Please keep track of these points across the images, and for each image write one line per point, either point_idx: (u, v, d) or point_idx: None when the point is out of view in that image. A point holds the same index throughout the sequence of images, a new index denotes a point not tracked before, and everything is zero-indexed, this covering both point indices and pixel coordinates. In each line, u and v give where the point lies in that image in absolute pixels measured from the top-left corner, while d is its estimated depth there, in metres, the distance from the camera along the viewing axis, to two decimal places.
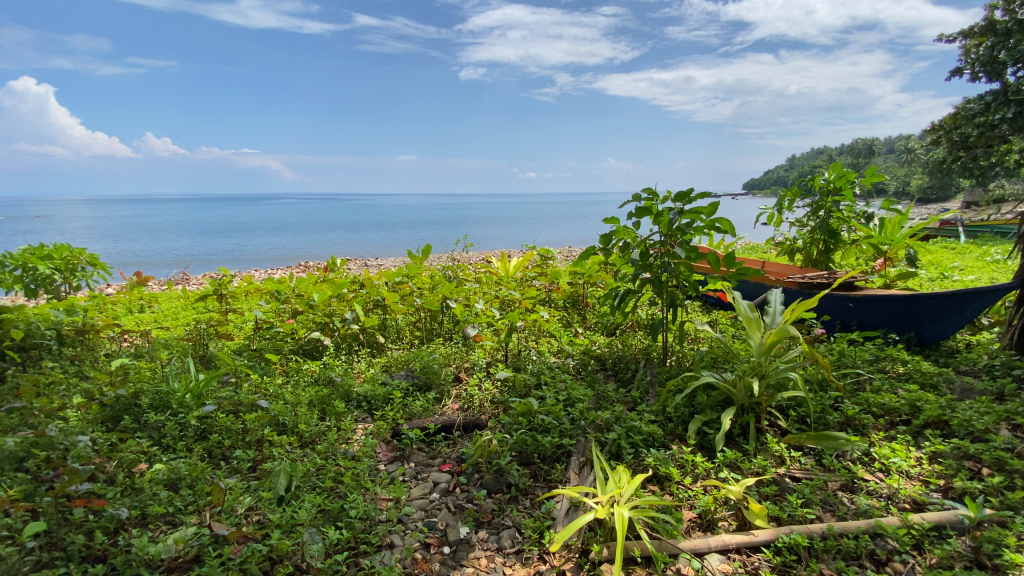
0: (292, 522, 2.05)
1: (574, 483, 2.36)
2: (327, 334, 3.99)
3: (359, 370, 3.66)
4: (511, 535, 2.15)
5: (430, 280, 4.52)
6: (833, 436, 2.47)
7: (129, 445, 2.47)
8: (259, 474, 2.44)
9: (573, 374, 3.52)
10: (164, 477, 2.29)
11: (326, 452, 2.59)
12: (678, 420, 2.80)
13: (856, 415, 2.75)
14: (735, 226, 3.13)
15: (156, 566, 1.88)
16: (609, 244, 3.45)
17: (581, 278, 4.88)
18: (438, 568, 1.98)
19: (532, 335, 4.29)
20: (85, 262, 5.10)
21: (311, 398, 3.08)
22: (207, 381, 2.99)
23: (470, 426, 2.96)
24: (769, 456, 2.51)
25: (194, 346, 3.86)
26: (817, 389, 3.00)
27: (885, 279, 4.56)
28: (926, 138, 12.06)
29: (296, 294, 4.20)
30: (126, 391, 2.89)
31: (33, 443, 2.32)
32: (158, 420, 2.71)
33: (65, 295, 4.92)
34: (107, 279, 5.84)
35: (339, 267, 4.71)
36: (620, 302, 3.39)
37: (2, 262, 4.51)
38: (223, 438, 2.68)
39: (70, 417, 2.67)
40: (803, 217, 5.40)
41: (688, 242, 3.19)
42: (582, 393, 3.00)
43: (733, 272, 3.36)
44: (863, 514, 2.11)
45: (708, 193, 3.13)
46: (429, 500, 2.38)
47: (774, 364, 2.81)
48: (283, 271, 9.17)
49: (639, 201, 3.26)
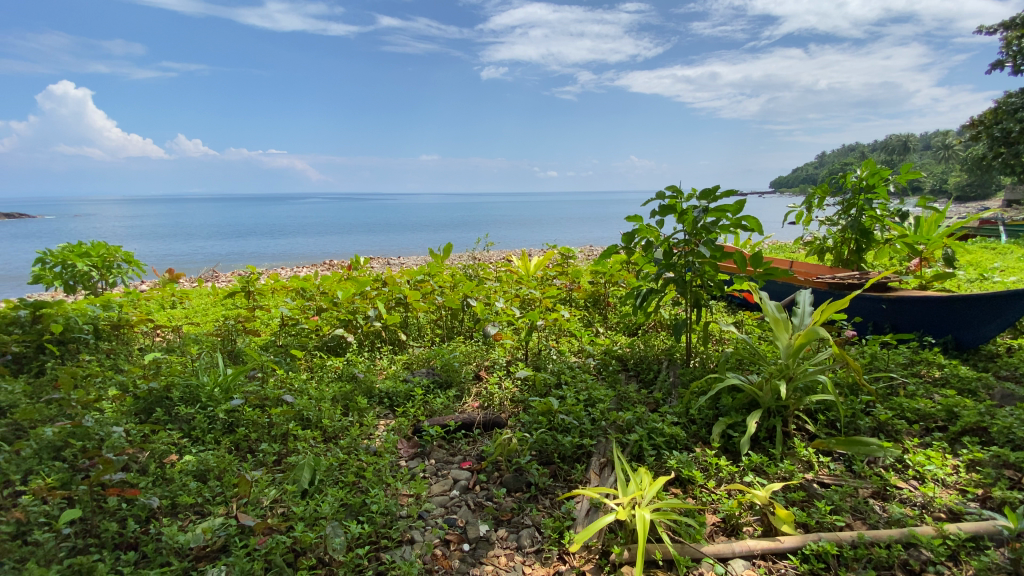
0: (315, 515, 2.08)
1: (595, 483, 2.34)
2: (350, 331, 4.05)
3: (381, 366, 3.70)
4: (531, 535, 2.14)
5: (451, 278, 4.56)
6: (863, 441, 2.41)
7: (160, 436, 2.55)
8: (284, 468, 2.48)
9: (595, 374, 3.48)
10: (193, 468, 2.36)
11: (349, 447, 2.62)
12: (702, 422, 2.74)
13: (889, 421, 2.66)
14: (762, 225, 3.05)
15: (185, 554, 1.93)
16: (631, 243, 3.39)
17: (603, 276, 4.82)
18: (458, 566, 1.99)
19: (553, 334, 4.27)
20: (120, 259, 5.25)
21: (335, 393, 3.14)
22: (234, 375, 3.07)
23: (490, 424, 2.98)
24: (797, 461, 2.44)
25: (223, 341, 3.95)
26: (848, 393, 2.91)
27: (920, 280, 4.39)
28: (965, 133, 11.55)
29: (320, 292, 4.28)
30: (159, 384, 3.00)
31: (70, 433, 2.45)
32: (188, 412, 2.79)
33: (102, 291, 5.09)
34: (141, 276, 6.03)
35: (362, 266, 4.77)
36: (642, 302, 3.33)
37: (43, 260, 4.75)
38: (250, 432, 2.74)
39: (106, 408, 2.79)
40: (834, 216, 5.23)
41: (713, 241, 3.12)
42: (603, 393, 2.97)
43: (760, 272, 3.27)
44: (896, 523, 2.03)
45: (734, 190, 3.06)
46: (449, 497, 2.39)
47: (802, 366, 2.71)
48: (309, 269, 9.37)
49: (662, 199, 3.20)
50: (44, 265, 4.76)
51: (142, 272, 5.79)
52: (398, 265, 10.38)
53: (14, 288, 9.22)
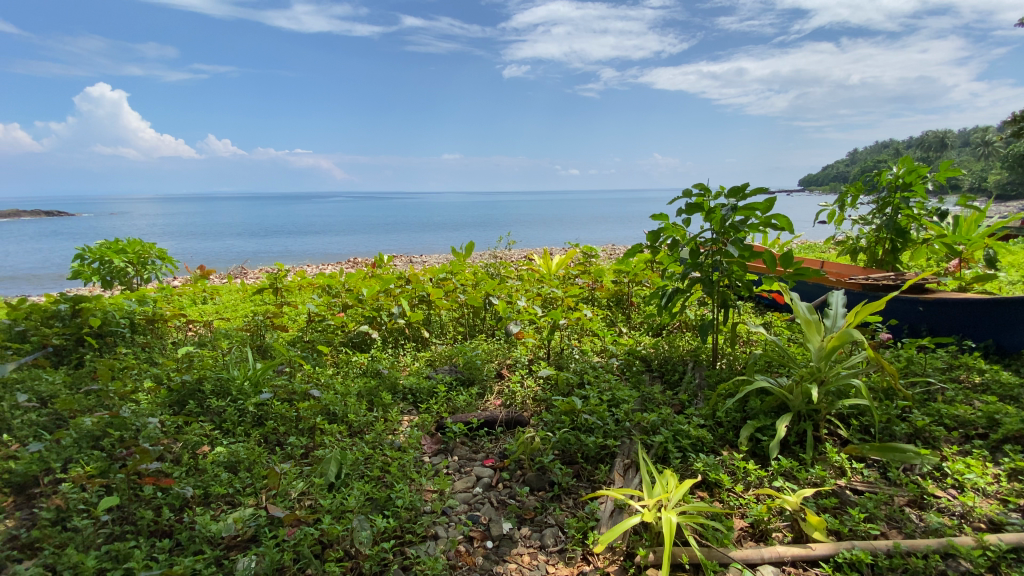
0: (342, 508, 2.12)
1: (619, 485, 2.32)
2: (375, 327, 4.10)
3: (405, 363, 3.74)
4: (554, 534, 2.14)
5: (474, 277, 4.59)
6: (900, 448, 2.32)
7: (193, 428, 2.63)
8: (311, 461, 2.53)
9: (618, 374, 3.44)
10: (225, 459, 2.43)
11: (374, 442, 2.66)
12: (729, 425, 2.68)
13: (926, 427, 2.57)
14: (793, 223, 2.97)
15: (217, 543, 1.99)
16: (657, 241, 3.35)
17: (626, 276, 4.77)
18: (482, 563, 1.99)
19: (575, 333, 4.24)
20: (155, 256, 5.42)
21: (360, 388, 3.19)
22: (264, 369, 3.14)
23: (512, 422, 2.99)
24: (829, 466, 2.37)
25: (252, 336, 4.04)
26: (882, 398, 2.81)
27: (959, 282, 4.22)
28: (1007, 129, 11.08)
29: (346, 289, 4.35)
30: (191, 377, 3.09)
31: (108, 424, 2.56)
32: (219, 405, 2.87)
33: (138, 287, 5.28)
34: (174, 273, 6.22)
35: (385, 264, 4.83)
36: (668, 302, 3.28)
37: (83, 256, 4.95)
38: (279, 425, 2.80)
39: (142, 400, 2.89)
40: (868, 215, 5.06)
41: (742, 240, 3.04)
42: (627, 393, 2.94)
43: (791, 272, 3.19)
44: (934, 533, 1.96)
45: (764, 188, 2.99)
46: (473, 494, 2.40)
47: (835, 370, 2.64)
48: (334, 267, 9.52)
49: (689, 197, 3.14)
50: (84, 261, 4.95)
51: (176, 269, 5.97)
52: (421, 262, 10.46)
53: (56, 284, 9.60)
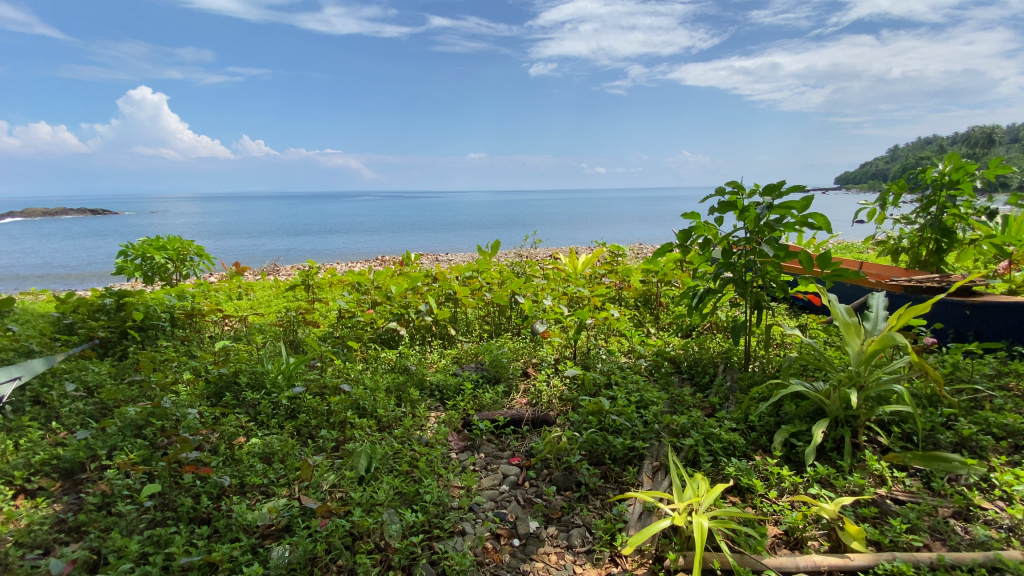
0: (371, 501, 2.15)
1: (648, 487, 2.29)
2: (403, 324, 4.16)
3: (432, 360, 3.78)
4: (581, 534, 2.13)
5: (499, 275, 4.60)
6: (944, 457, 2.22)
7: (229, 419, 2.72)
8: (342, 454, 2.58)
9: (646, 375, 3.40)
10: (260, 450, 2.50)
11: (402, 437, 2.70)
12: (762, 429, 2.62)
13: (972, 436, 2.45)
14: (831, 223, 2.87)
15: (253, 531, 2.05)
16: (688, 240, 3.29)
17: (655, 275, 4.70)
18: (509, 561, 2.00)
19: (602, 333, 4.20)
20: (193, 252, 5.63)
21: (389, 383, 3.24)
22: (297, 364, 3.22)
23: (539, 421, 2.98)
24: (868, 475, 2.29)
25: (285, 331, 4.16)
26: (925, 405, 2.70)
27: (1010, 284, 4.01)
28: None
29: (374, 286, 4.42)
30: (228, 370, 3.20)
31: (150, 413, 2.67)
32: (254, 397, 2.96)
33: (177, 282, 5.48)
34: (210, 270, 6.43)
35: (413, 262, 4.89)
36: (698, 302, 3.21)
37: (126, 253, 5.18)
38: (311, 418, 2.86)
39: (182, 391, 3.00)
40: (911, 213, 4.84)
41: (777, 239, 2.96)
42: (656, 395, 2.90)
43: (828, 273, 3.08)
44: (980, 546, 1.88)
45: (801, 186, 2.89)
46: (499, 491, 2.41)
47: (875, 375, 2.54)
48: (361, 265, 9.68)
49: (722, 195, 3.08)
50: (127, 257, 5.18)
51: (212, 265, 6.18)
52: (446, 261, 10.53)
53: (100, 279, 10.09)
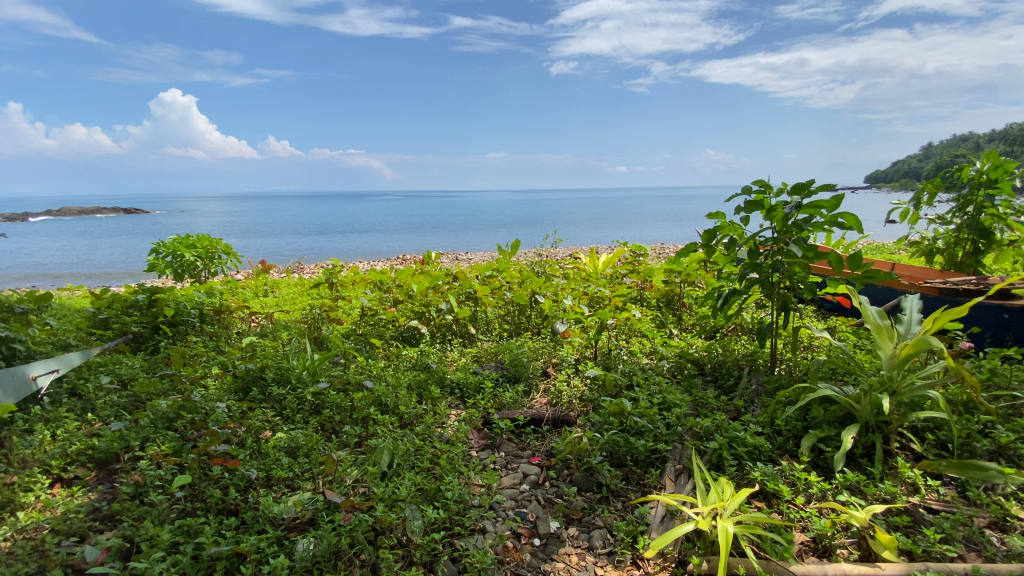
0: (394, 497, 2.18)
1: (670, 490, 2.27)
2: (424, 323, 4.20)
3: (452, 358, 3.80)
4: (603, 536, 2.11)
5: (519, 274, 4.60)
6: (980, 466, 2.14)
7: (256, 413, 2.78)
8: (365, 449, 2.62)
9: (669, 377, 3.35)
10: (285, 445, 2.55)
11: (424, 434, 2.72)
12: (789, 434, 2.56)
13: (1011, 445, 2.36)
14: (862, 222, 2.79)
15: (279, 524, 2.09)
16: (713, 240, 3.23)
17: (678, 275, 4.63)
18: (530, 560, 2.00)
19: (624, 334, 4.17)
20: (221, 251, 5.77)
21: (410, 381, 3.27)
22: (321, 360, 3.27)
23: (559, 421, 2.98)
24: (900, 482, 2.22)
25: (310, 328, 4.24)
26: (961, 412, 2.60)
27: None
28: None
29: (396, 285, 4.47)
30: (255, 365, 3.27)
31: (181, 407, 2.76)
32: (280, 392, 3.02)
33: (206, 279, 5.63)
34: (237, 268, 6.58)
35: (434, 260, 4.92)
36: (723, 303, 3.16)
37: (158, 250, 5.34)
38: (334, 414, 2.91)
39: (211, 385, 3.09)
40: (946, 213, 4.67)
41: (806, 239, 2.89)
42: (679, 397, 2.86)
43: (859, 274, 3.00)
44: (1018, 559, 1.81)
45: (831, 185, 2.82)
46: (520, 491, 2.41)
47: (908, 380, 2.46)
48: (383, 264, 9.78)
49: (749, 194, 3.02)
50: (159, 255, 5.34)
51: (239, 263, 6.33)
52: (466, 261, 10.57)
53: (132, 276, 10.42)
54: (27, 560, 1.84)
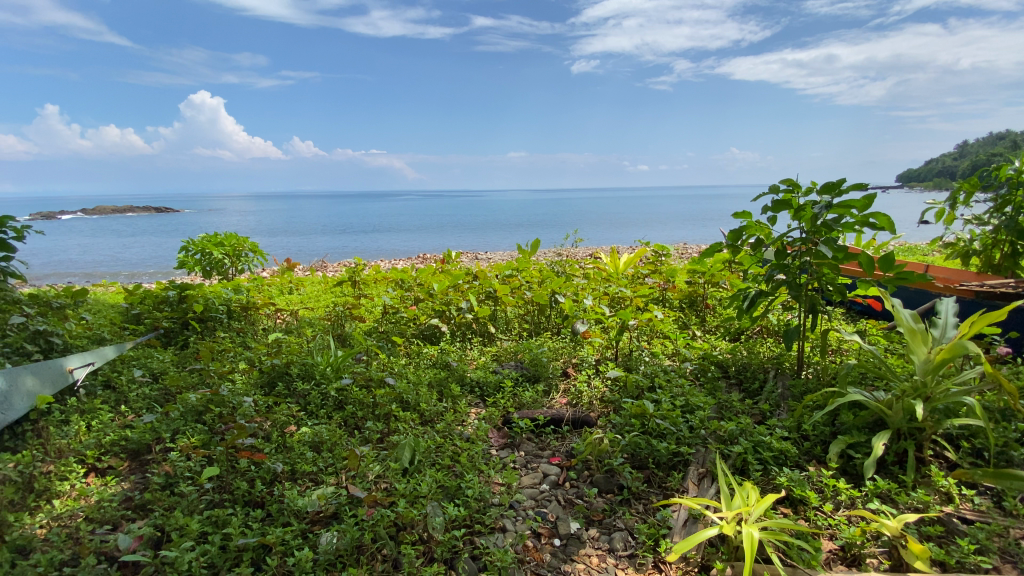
0: (415, 493, 2.20)
1: (693, 494, 2.24)
2: (444, 321, 4.23)
3: (472, 357, 3.82)
4: (624, 538, 2.10)
5: (539, 274, 4.60)
6: (1018, 476, 2.04)
7: (282, 408, 2.84)
8: (387, 445, 2.65)
9: (691, 379, 3.31)
10: (310, 439, 2.60)
11: (444, 431, 2.74)
12: (816, 439, 2.50)
13: None
14: (895, 223, 2.70)
15: (303, 517, 2.13)
16: (738, 240, 3.17)
17: (701, 276, 4.56)
18: (550, 560, 2.00)
19: (645, 335, 4.12)
20: (247, 249, 5.92)
21: (431, 378, 3.30)
22: (344, 356, 3.33)
23: (580, 422, 2.96)
24: (933, 491, 2.15)
25: (333, 326, 4.31)
26: (999, 420, 2.51)
27: None
28: None
29: (417, 283, 4.50)
30: (280, 361, 3.34)
31: (210, 400, 2.85)
32: (304, 388, 3.08)
33: (233, 277, 5.78)
34: (263, 266, 6.73)
35: (454, 259, 4.95)
36: (749, 305, 3.09)
37: (188, 248, 5.50)
38: (357, 410, 2.95)
39: (238, 379, 3.17)
40: (984, 213, 4.49)
41: (835, 240, 2.81)
42: (702, 399, 2.81)
43: (891, 276, 2.91)
44: None
45: (863, 184, 2.74)
46: (540, 490, 2.41)
47: (943, 386, 2.38)
48: (404, 263, 9.88)
49: (776, 194, 2.95)
50: (189, 253, 5.51)
51: (265, 261, 6.47)
52: (486, 260, 10.61)
53: (162, 273, 10.74)
54: (63, 547, 1.91)
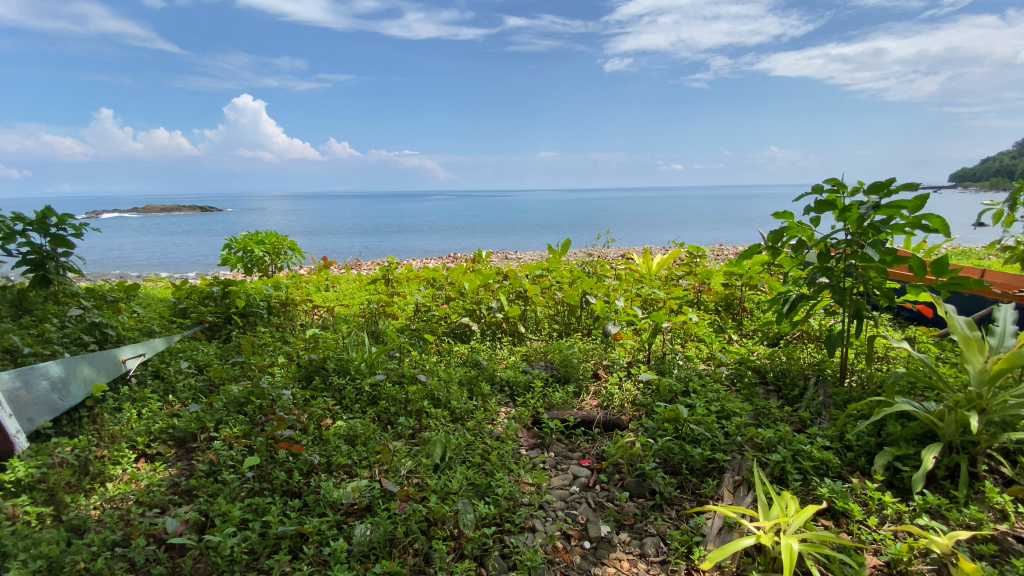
0: (446, 490, 2.23)
1: (728, 502, 2.19)
2: (474, 320, 4.26)
3: (502, 356, 3.84)
4: (655, 544, 2.07)
5: (570, 274, 4.58)
6: None
7: (318, 401, 2.92)
8: (418, 441, 2.69)
9: (727, 384, 3.22)
10: (345, 433, 2.67)
11: (475, 429, 2.77)
12: (860, 450, 2.40)
13: None
14: (949, 224, 2.56)
15: (338, 508, 2.18)
16: (778, 242, 3.07)
17: (738, 278, 4.44)
18: (579, 562, 1.99)
19: (679, 338, 4.05)
20: (286, 247, 6.12)
21: (461, 376, 3.34)
22: (378, 353, 3.40)
23: (611, 425, 2.93)
24: (988, 508, 2.03)
25: (368, 323, 4.41)
26: None
27: None
28: None
29: (448, 282, 4.55)
30: (317, 356, 3.44)
31: (251, 392, 2.96)
32: (340, 383, 3.17)
33: (272, 273, 5.99)
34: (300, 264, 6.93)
35: (485, 259, 4.99)
36: (789, 309, 2.99)
37: (231, 246, 5.73)
38: (390, 405, 3.01)
39: (277, 373, 3.28)
40: None
41: (883, 242, 2.69)
42: (738, 405, 2.74)
43: (944, 281, 2.76)
44: None
45: (914, 184, 2.61)
46: (570, 492, 2.40)
47: (1001, 398, 2.24)
48: (435, 262, 9.99)
49: (820, 194, 2.85)
50: (232, 250, 5.73)
51: (303, 259, 6.67)
52: (517, 260, 10.62)
53: (205, 270, 11.19)
54: (115, 528, 2.02)
